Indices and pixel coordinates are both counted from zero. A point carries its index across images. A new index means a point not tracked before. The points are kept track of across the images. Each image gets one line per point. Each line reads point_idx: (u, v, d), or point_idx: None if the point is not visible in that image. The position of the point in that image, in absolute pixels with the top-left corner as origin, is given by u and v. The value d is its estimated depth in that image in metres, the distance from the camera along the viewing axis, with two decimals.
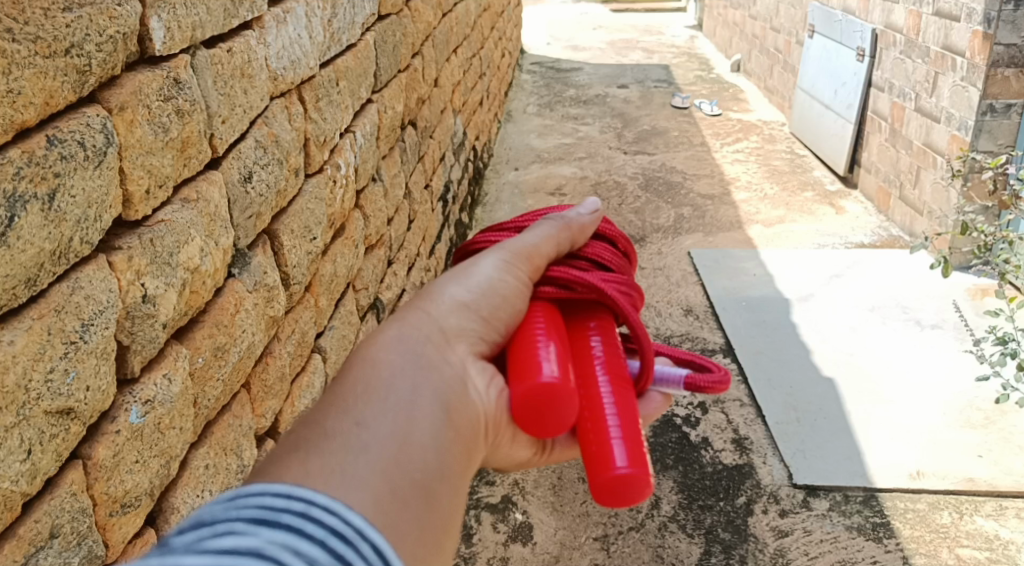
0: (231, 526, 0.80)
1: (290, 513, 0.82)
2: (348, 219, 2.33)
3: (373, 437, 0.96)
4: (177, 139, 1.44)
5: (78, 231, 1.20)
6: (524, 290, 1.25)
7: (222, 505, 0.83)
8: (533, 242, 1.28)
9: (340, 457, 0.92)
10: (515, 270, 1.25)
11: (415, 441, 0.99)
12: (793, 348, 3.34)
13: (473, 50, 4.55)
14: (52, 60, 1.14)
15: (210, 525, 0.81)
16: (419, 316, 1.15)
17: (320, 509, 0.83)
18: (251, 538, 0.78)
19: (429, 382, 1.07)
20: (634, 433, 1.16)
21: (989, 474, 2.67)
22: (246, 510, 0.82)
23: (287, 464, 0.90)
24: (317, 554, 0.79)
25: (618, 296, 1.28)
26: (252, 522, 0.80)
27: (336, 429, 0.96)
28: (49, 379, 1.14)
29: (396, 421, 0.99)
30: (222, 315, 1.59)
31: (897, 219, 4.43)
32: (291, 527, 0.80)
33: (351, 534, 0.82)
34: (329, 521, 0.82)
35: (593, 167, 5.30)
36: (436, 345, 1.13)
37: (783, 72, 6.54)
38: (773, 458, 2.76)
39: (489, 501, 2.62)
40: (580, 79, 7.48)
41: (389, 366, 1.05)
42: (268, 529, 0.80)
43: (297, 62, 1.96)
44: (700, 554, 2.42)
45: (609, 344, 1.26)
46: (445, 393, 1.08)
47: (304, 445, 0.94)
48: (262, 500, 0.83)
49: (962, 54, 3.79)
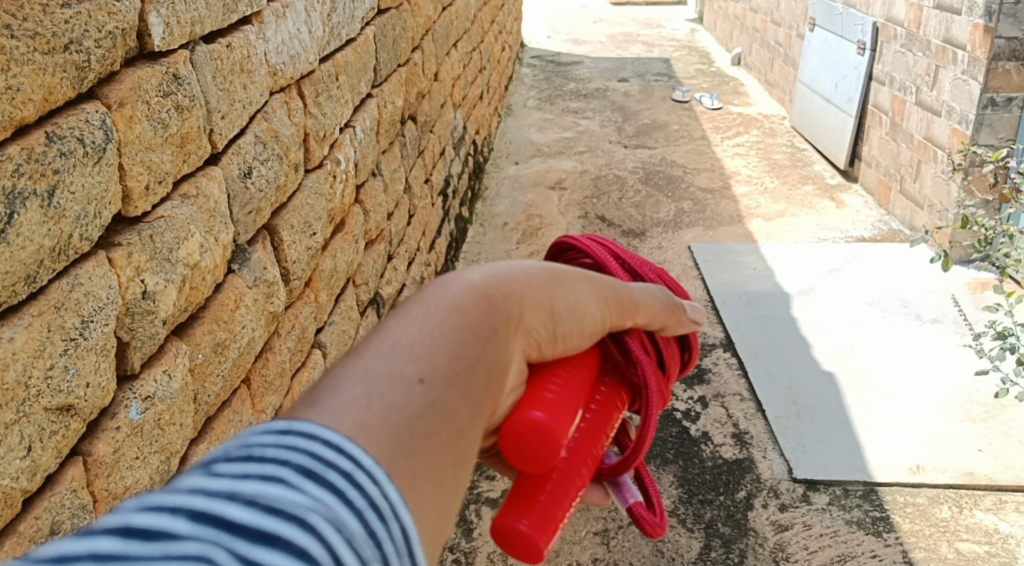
0: (274, 470, 0.67)
1: (337, 472, 0.68)
2: (348, 214, 2.33)
3: (426, 404, 0.80)
4: (177, 135, 1.44)
5: (77, 227, 1.20)
6: (597, 335, 1.07)
7: (273, 437, 0.69)
8: (637, 300, 1.11)
9: (393, 417, 0.77)
10: (608, 311, 1.07)
11: (467, 424, 0.82)
12: (793, 343, 3.34)
13: (473, 44, 4.54)
14: (51, 57, 1.14)
15: (257, 460, 0.67)
16: (508, 278, 0.97)
17: (366, 474, 0.69)
18: (293, 494, 0.65)
19: (492, 353, 0.90)
20: (561, 511, 1.02)
21: (989, 468, 2.67)
22: (296, 452, 0.68)
23: (337, 408, 0.75)
24: (354, 531, 0.66)
25: (652, 398, 1.13)
26: (299, 472, 0.67)
27: (394, 379, 0.80)
28: (49, 376, 1.15)
29: (454, 389, 0.83)
30: (222, 310, 1.59)
31: (897, 212, 4.44)
32: (336, 489, 0.67)
33: (387, 511, 0.69)
34: (371, 491, 0.69)
35: (592, 161, 5.29)
36: (511, 323, 0.95)
37: (783, 65, 6.53)
38: (773, 452, 2.76)
39: (489, 495, 2.63)
40: (579, 73, 7.48)
41: (462, 319, 0.88)
42: (315, 486, 0.66)
43: (297, 57, 1.96)
44: (700, 549, 2.42)
45: (605, 423, 1.10)
46: (503, 370, 0.91)
47: (359, 383, 0.79)
48: (312, 445, 0.69)
49: (963, 47, 3.78)
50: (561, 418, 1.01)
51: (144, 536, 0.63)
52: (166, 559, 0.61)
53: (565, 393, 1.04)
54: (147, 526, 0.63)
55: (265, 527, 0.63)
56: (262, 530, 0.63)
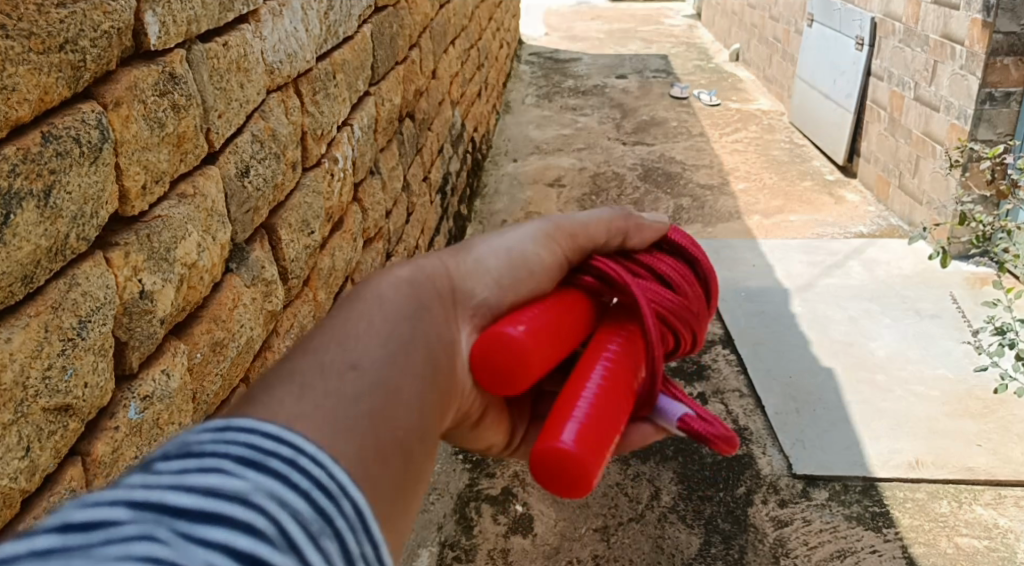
0: (214, 461, 0.70)
1: (278, 458, 0.71)
2: (347, 212, 2.33)
3: (364, 385, 0.86)
4: (173, 134, 1.43)
5: (73, 227, 1.20)
6: (552, 269, 1.16)
7: (210, 434, 0.72)
8: (582, 222, 1.19)
9: (331, 400, 0.82)
10: (551, 246, 1.16)
11: (410, 404, 0.88)
12: (792, 339, 3.34)
13: (471, 41, 4.54)
14: (46, 57, 1.14)
15: (195, 456, 0.70)
16: (435, 265, 1.07)
17: (309, 458, 0.72)
18: (235, 481, 0.68)
19: (427, 336, 0.97)
20: (596, 419, 0.99)
21: (988, 463, 2.68)
22: (235, 445, 0.71)
23: (275, 400, 0.79)
24: (301, 508, 0.69)
25: (648, 304, 1.15)
26: (239, 461, 0.70)
27: (330, 367, 0.86)
28: (47, 376, 1.15)
29: (391, 372, 0.89)
30: (220, 310, 1.59)
31: (896, 207, 4.44)
32: (279, 474, 0.70)
33: (338, 490, 0.72)
34: (316, 473, 0.72)
35: (591, 158, 5.29)
36: (445, 304, 1.03)
37: (782, 61, 6.52)
38: (773, 448, 2.76)
39: (489, 493, 2.63)
40: (578, 70, 7.47)
41: (391, 309, 0.96)
42: (256, 472, 0.69)
43: (294, 55, 1.96)
44: (699, 545, 2.42)
45: (623, 347, 1.11)
46: (441, 352, 0.98)
47: (295, 377, 0.84)
48: (251, 438, 0.72)
49: (961, 42, 3.78)
50: (537, 334, 1.04)
51: (85, 529, 0.65)
52: (106, 544, 0.64)
53: (541, 319, 1.07)
54: (87, 521, 0.66)
55: (208, 508, 0.66)
56: (207, 511, 0.66)
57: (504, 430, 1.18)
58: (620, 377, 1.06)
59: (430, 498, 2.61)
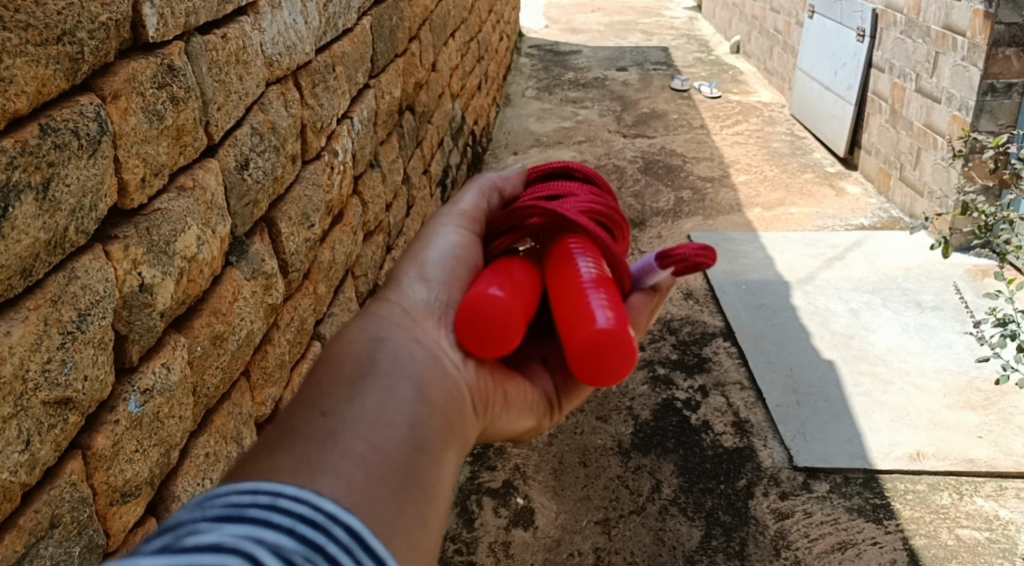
0: (196, 525, 0.76)
1: (256, 507, 0.78)
2: (347, 205, 2.33)
3: (339, 424, 0.92)
4: (172, 127, 1.43)
5: (73, 220, 1.20)
6: (473, 246, 1.28)
7: (189, 509, 0.79)
8: (466, 205, 1.35)
9: (306, 448, 0.89)
10: (461, 231, 1.29)
11: (392, 429, 0.94)
12: (793, 332, 3.34)
13: (470, 34, 4.52)
14: (44, 49, 1.14)
15: (175, 528, 0.77)
16: (381, 302, 1.14)
17: (288, 499, 0.79)
18: (217, 535, 0.74)
19: (398, 363, 1.03)
20: (610, 302, 1.11)
21: (989, 455, 2.67)
22: (213, 509, 0.78)
23: (257, 466, 0.86)
24: (286, 543, 0.75)
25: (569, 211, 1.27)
26: (216, 519, 0.77)
27: (307, 420, 0.92)
28: (47, 369, 1.14)
29: (365, 405, 0.95)
30: (220, 303, 1.58)
31: (897, 200, 4.43)
32: (259, 520, 0.77)
33: (322, 520, 0.79)
34: (297, 509, 0.79)
35: (592, 151, 5.28)
36: (408, 326, 1.10)
37: (783, 53, 6.51)
38: (773, 441, 2.76)
39: (490, 486, 2.63)
40: (578, 62, 7.45)
41: (355, 354, 1.02)
42: (233, 524, 0.76)
43: (294, 48, 1.95)
44: (701, 538, 2.42)
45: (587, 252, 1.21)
46: (421, 373, 1.04)
47: (269, 443, 0.90)
48: (227, 500, 0.79)
49: (963, 34, 3.77)
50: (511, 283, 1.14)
51: None
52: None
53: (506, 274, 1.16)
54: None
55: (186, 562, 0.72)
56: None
57: (535, 402, 1.23)
58: (598, 274, 1.17)
59: None
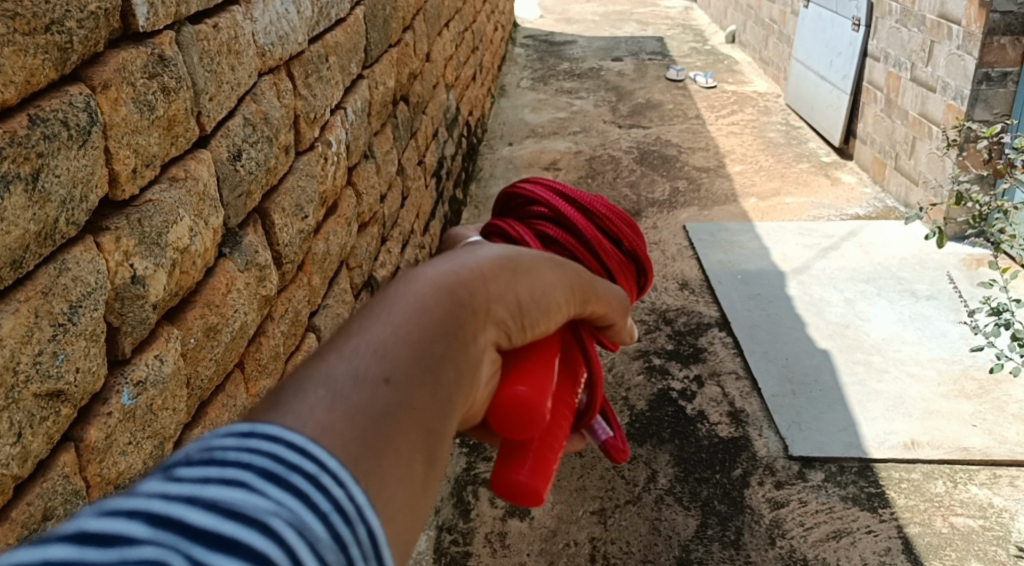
0: (236, 473, 0.60)
1: (302, 475, 0.62)
2: (341, 196, 2.32)
3: (404, 399, 0.72)
4: (163, 118, 1.42)
5: (62, 212, 1.19)
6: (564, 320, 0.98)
7: (234, 440, 0.63)
8: (599, 292, 1.03)
9: (365, 417, 0.69)
10: (571, 303, 0.98)
11: (450, 412, 0.76)
12: (788, 321, 3.34)
13: (465, 24, 4.51)
14: (32, 38, 1.13)
15: (217, 462, 0.61)
16: (482, 257, 0.90)
17: (332, 478, 0.63)
18: (255, 498, 0.59)
19: (471, 343, 0.83)
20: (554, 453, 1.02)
21: (983, 443, 2.68)
22: (259, 455, 0.62)
23: (303, 400, 0.68)
24: (321, 537, 0.60)
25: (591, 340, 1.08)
26: (261, 474, 0.61)
27: (367, 374, 0.72)
28: (38, 361, 1.14)
29: (435, 386, 0.76)
30: (213, 295, 1.58)
31: (892, 189, 4.43)
32: (301, 492, 0.61)
33: (354, 514, 0.63)
34: (337, 494, 0.63)
35: (587, 142, 5.27)
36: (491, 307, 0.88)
37: (778, 43, 6.50)
38: (769, 431, 2.76)
39: (486, 476, 2.63)
40: (573, 52, 7.43)
41: (438, 305, 0.81)
42: (277, 488, 0.60)
43: (285, 37, 1.94)
44: (697, 527, 2.42)
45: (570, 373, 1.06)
46: (478, 365, 0.83)
47: (325, 382, 0.71)
48: (276, 447, 0.63)
49: (958, 22, 3.76)
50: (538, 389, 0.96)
51: (98, 542, 0.56)
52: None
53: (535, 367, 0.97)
54: (102, 533, 0.57)
55: (224, 534, 0.57)
56: (222, 537, 0.57)
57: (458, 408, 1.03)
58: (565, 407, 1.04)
59: None
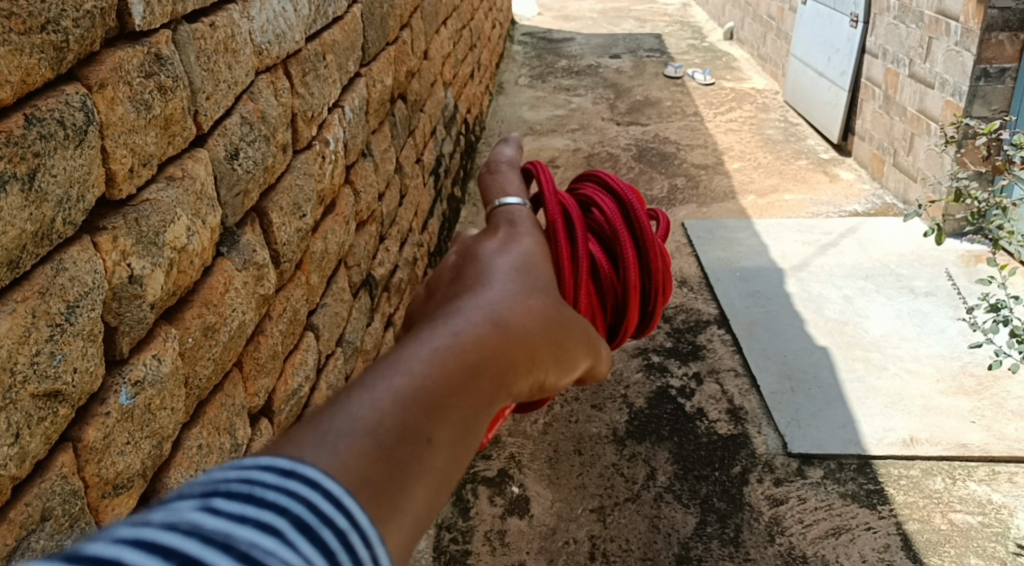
0: (271, 519, 0.56)
1: (332, 532, 0.58)
2: (338, 195, 2.31)
3: (441, 458, 0.67)
4: (160, 117, 1.42)
5: (60, 211, 1.19)
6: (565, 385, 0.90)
7: (273, 479, 0.58)
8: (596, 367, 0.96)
9: (399, 472, 0.65)
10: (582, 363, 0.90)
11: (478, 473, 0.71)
12: (787, 318, 3.34)
13: (462, 21, 4.50)
14: (28, 37, 1.12)
15: (253, 501, 0.57)
16: (532, 305, 0.85)
17: (362, 540, 0.59)
18: (286, 553, 0.55)
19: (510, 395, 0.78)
20: None
21: (982, 439, 2.68)
22: (297, 501, 0.58)
23: (339, 442, 0.64)
24: None
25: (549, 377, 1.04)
26: (294, 526, 0.57)
27: (411, 422, 0.67)
28: (35, 361, 1.14)
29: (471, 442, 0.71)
30: (211, 294, 1.58)
31: (891, 185, 4.43)
32: (332, 553, 0.57)
33: None
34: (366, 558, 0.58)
35: (585, 139, 5.26)
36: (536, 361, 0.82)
37: (776, 39, 6.49)
38: (768, 428, 2.76)
39: (485, 475, 2.62)
40: (571, 50, 7.42)
41: (490, 350, 0.76)
42: (309, 543, 0.56)
43: (283, 36, 1.94)
44: (696, 524, 2.42)
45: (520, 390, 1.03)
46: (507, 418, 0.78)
47: (365, 423, 0.66)
48: (312, 496, 0.59)
49: (956, 18, 3.76)
50: None
51: None
52: None
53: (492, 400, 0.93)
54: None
55: None
56: None
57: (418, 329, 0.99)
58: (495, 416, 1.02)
59: None
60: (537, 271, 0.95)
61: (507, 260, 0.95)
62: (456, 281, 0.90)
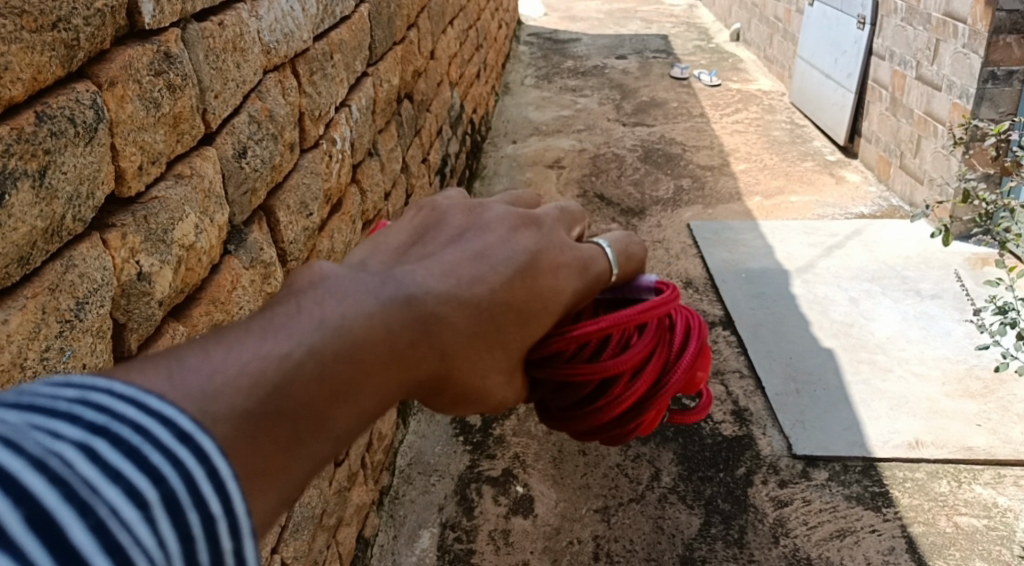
0: (144, 489, 0.61)
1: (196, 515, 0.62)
2: (345, 194, 2.32)
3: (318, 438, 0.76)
4: (169, 115, 1.42)
5: (69, 208, 1.19)
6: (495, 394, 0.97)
7: (168, 441, 0.63)
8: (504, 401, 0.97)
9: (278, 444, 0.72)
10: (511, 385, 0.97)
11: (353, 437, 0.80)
12: (793, 320, 3.34)
13: (469, 21, 4.50)
14: (39, 35, 1.13)
15: (131, 458, 0.61)
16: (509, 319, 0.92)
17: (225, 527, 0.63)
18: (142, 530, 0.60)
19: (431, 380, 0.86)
20: None
21: (988, 442, 2.67)
22: (178, 472, 0.62)
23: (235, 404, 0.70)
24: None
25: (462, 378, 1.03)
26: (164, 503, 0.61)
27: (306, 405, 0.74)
28: (45, 357, 1.14)
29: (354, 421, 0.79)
30: (218, 292, 1.58)
31: (897, 188, 4.43)
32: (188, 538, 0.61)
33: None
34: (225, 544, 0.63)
35: (591, 139, 5.27)
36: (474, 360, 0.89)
37: (783, 41, 6.48)
38: (773, 430, 2.76)
39: (490, 474, 2.63)
40: (577, 50, 7.42)
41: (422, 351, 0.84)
42: (169, 522, 0.61)
43: (290, 35, 1.94)
44: (699, 525, 2.42)
45: None
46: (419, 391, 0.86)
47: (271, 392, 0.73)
48: (193, 473, 0.63)
49: (964, 21, 3.75)
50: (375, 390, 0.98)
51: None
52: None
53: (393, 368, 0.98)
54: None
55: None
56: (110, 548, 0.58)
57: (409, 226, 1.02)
58: None
59: (430, 480, 2.60)
60: (565, 291, 0.97)
61: (559, 267, 0.97)
62: (488, 242, 0.94)
